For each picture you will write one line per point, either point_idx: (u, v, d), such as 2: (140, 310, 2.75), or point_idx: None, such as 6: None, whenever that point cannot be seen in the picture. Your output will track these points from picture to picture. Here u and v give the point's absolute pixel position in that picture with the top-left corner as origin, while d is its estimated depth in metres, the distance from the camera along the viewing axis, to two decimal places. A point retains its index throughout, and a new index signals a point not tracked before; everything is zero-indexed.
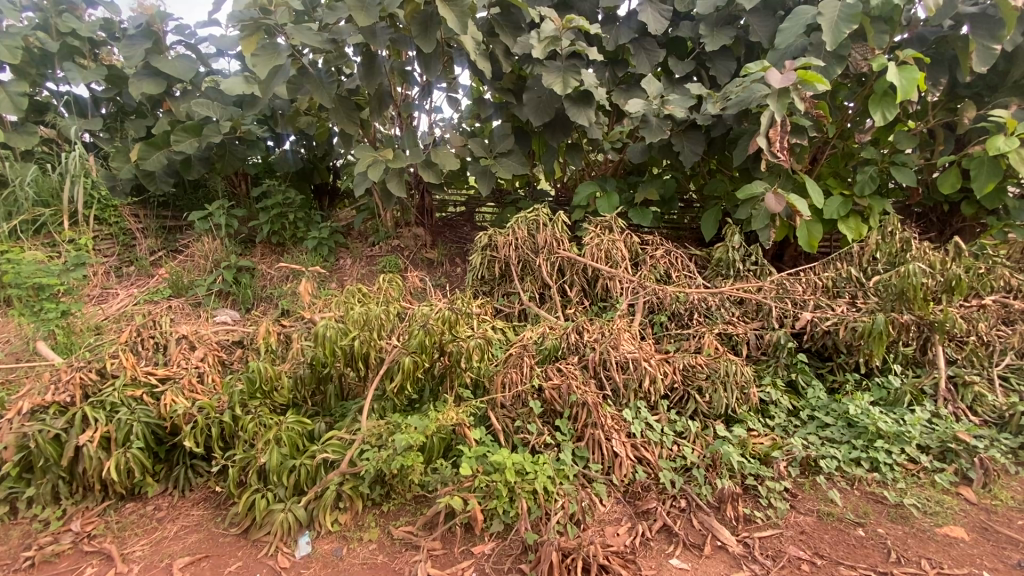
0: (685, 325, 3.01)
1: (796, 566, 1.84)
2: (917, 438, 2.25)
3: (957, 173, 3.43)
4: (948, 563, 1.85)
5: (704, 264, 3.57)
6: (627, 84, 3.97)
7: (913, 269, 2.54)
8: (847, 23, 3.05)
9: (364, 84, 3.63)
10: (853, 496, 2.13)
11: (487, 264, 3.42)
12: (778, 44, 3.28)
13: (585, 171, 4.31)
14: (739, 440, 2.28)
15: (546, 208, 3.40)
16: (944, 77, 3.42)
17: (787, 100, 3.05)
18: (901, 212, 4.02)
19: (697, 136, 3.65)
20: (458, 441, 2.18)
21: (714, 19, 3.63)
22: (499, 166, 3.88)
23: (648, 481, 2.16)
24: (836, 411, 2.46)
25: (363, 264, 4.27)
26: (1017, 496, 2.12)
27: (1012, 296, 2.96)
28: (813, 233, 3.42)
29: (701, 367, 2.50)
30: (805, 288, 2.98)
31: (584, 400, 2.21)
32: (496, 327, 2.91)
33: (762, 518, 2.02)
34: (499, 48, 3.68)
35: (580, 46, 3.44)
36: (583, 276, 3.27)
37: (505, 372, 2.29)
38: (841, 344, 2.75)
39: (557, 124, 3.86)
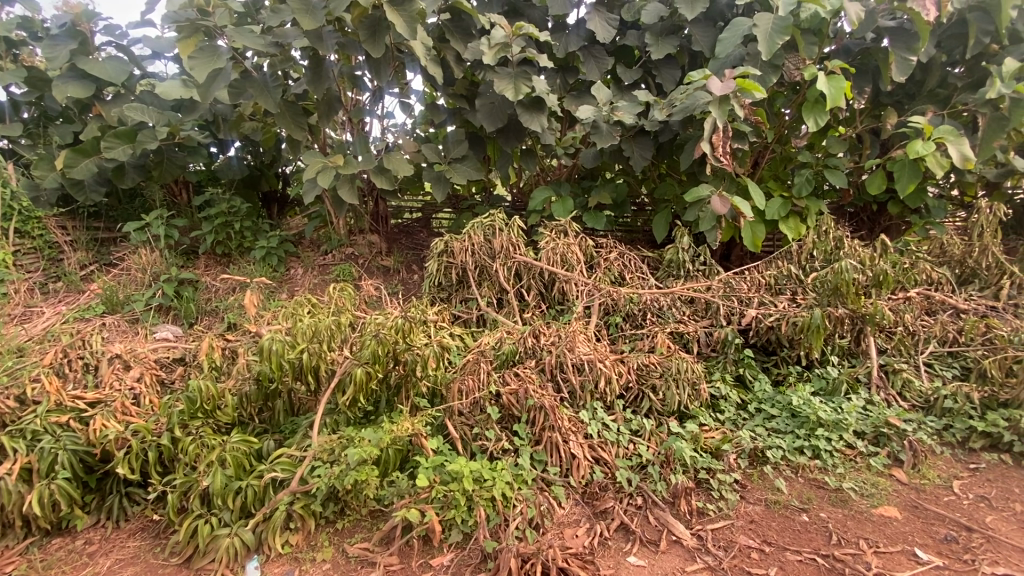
0: (639, 325, 3.08)
1: (746, 555, 1.91)
2: (852, 425, 2.39)
3: (883, 175, 3.68)
4: (883, 541, 1.95)
5: (656, 266, 3.68)
6: (578, 91, 4.05)
7: (845, 266, 2.72)
8: (779, 35, 3.23)
9: (312, 88, 3.51)
10: (798, 483, 2.22)
11: (444, 271, 3.43)
12: (718, 53, 3.44)
13: (539, 176, 4.36)
14: (691, 435, 2.34)
15: (501, 213, 3.44)
16: (868, 86, 3.68)
17: (727, 107, 3.20)
18: (835, 212, 4.27)
19: (646, 142, 3.77)
20: (415, 451, 2.15)
21: (658, 29, 3.79)
22: (453, 171, 3.87)
23: (605, 481, 2.18)
24: (781, 403, 2.57)
25: (314, 273, 4.16)
26: (943, 476, 2.27)
27: (934, 288, 3.18)
28: (756, 233, 3.59)
29: (654, 365, 2.57)
30: (749, 286, 3.12)
31: (541, 404, 2.21)
32: (454, 334, 2.90)
33: (713, 510, 2.08)
34: (450, 53, 3.68)
35: (529, 53, 3.48)
36: (540, 280, 3.30)
37: (461, 380, 2.29)
38: (783, 338, 2.89)
39: (510, 129, 3.88)
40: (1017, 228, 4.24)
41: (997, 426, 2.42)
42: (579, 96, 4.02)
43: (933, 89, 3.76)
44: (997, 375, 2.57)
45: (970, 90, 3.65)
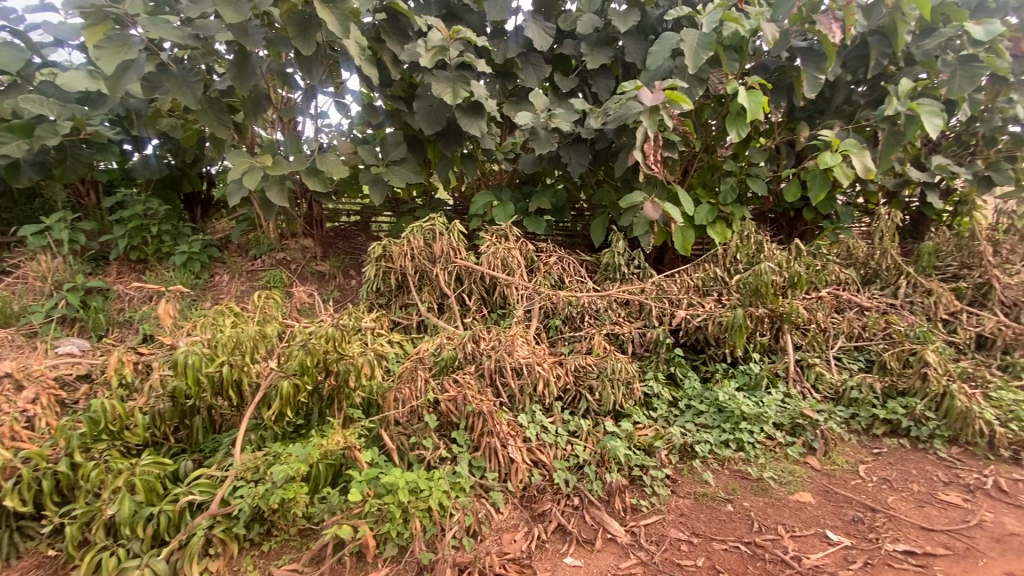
0: (578, 328, 3.14)
1: (676, 548, 1.98)
2: (771, 417, 2.55)
3: (798, 184, 3.98)
4: (798, 526, 2.09)
5: (593, 270, 3.78)
6: (516, 97, 4.10)
7: (764, 269, 2.92)
8: (704, 50, 3.41)
9: (237, 85, 3.31)
10: (724, 475, 2.34)
11: (382, 276, 3.35)
12: (649, 65, 3.60)
13: (480, 180, 4.36)
14: (626, 434, 2.41)
15: (441, 217, 3.41)
16: (783, 101, 3.97)
17: (657, 118, 3.34)
18: (758, 218, 4.56)
19: (583, 149, 3.88)
20: (348, 464, 2.07)
21: (593, 40, 3.91)
22: (391, 174, 3.78)
23: (543, 484, 2.19)
24: (708, 399, 2.71)
25: (242, 280, 3.94)
26: (850, 461, 2.46)
27: (843, 287, 3.45)
28: (686, 238, 3.78)
29: (591, 366, 2.64)
30: (680, 288, 3.26)
31: (479, 410, 2.20)
32: (392, 341, 2.84)
33: (646, 506, 2.15)
34: (386, 54, 3.61)
35: (467, 57, 3.48)
36: (481, 285, 3.31)
37: (397, 389, 2.24)
38: (710, 337, 3.05)
39: (449, 133, 3.85)
40: (912, 233, 4.70)
41: (895, 412, 2.66)
42: (518, 102, 4.06)
43: (840, 106, 4.11)
44: (895, 366, 2.84)
45: (870, 107, 4.02)
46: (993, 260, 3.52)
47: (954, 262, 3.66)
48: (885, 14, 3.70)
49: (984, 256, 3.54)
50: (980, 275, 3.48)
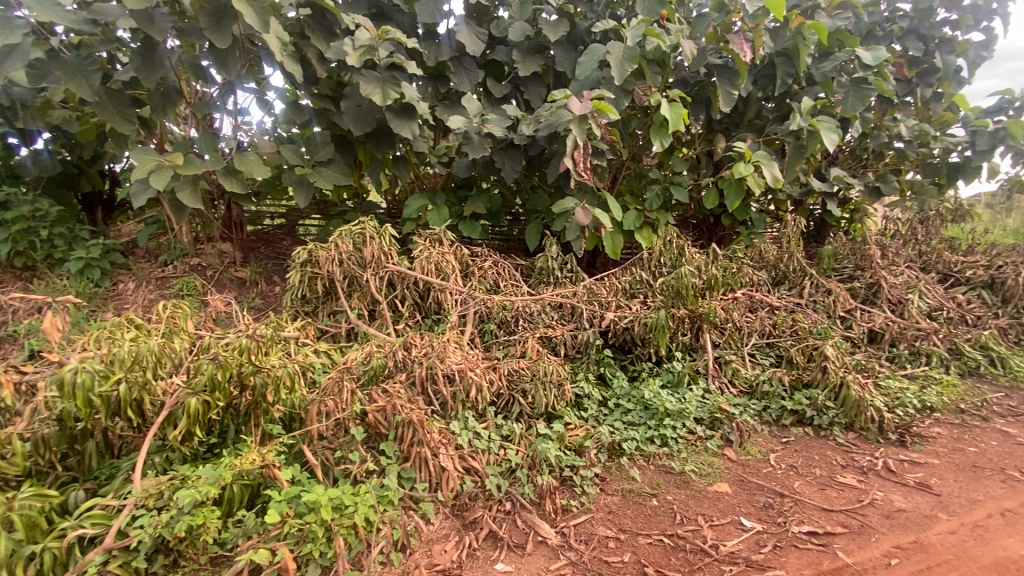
0: (512, 331, 3.17)
1: (604, 545, 2.03)
2: (692, 413, 2.69)
3: (716, 192, 4.24)
4: (716, 515, 2.20)
5: (528, 274, 3.83)
6: (449, 100, 4.08)
7: (683, 272, 3.10)
8: (629, 63, 3.57)
9: (142, 77, 3.05)
10: (650, 471, 2.44)
11: (308, 283, 3.21)
12: (578, 75, 3.71)
13: (414, 184, 4.30)
14: (557, 435, 2.45)
15: (371, 221, 3.31)
16: (702, 114, 4.23)
17: (586, 126, 3.43)
18: (682, 223, 4.82)
19: (516, 154, 3.89)
20: (268, 484, 1.96)
21: (524, 47, 3.97)
22: (317, 175, 3.62)
23: (475, 491, 2.18)
24: (635, 397, 2.82)
25: (150, 288, 3.63)
26: (762, 450, 2.64)
27: (756, 288, 3.71)
28: (615, 242, 3.91)
29: (524, 370, 2.66)
30: (609, 291, 3.37)
31: (408, 420, 2.15)
32: (318, 350, 2.72)
33: (576, 506, 2.19)
34: (311, 52, 3.46)
35: (397, 58, 3.40)
36: (414, 290, 3.26)
37: (320, 402, 2.16)
38: (636, 337, 3.18)
39: (380, 134, 3.76)
40: (815, 237, 5.15)
41: (800, 403, 2.90)
42: (451, 106, 4.04)
43: (751, 120, 4.44)
44: (800, 360, 3.09)
45: (777, 122, 4.37)
46: (881, 262, 3.92)
47: (850, 264, 4.04)
48: (789, 37, 4.03)
49: (873, 259, 3.94)
50: (871, 275, 3.87)
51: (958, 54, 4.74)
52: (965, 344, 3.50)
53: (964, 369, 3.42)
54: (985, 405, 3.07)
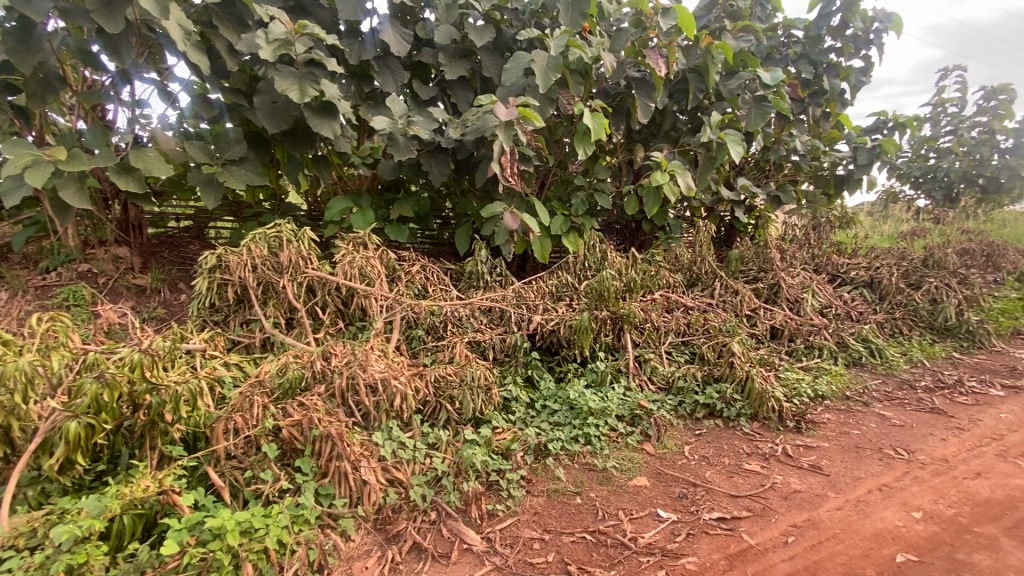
0: (440, 337, 3.13)
1: (529, 547, 2.05)
2: (614, 411, 2.80)
3: (637, 199, 4.45)
4: (635, 508, 2.30)
5: (456, 278, 3.80)
6: (374, 101, 3.98)
7: (605, 275, 3.24)
8: (553, 72, 3.66)
9: (15, 61, 2.71)
10: (574, 469, 2.51)
11: (217, 290, 3.00)
12: (504, 81, 3.78)
13: (337, 185, 4.14)
14: (485, 440, 2.45)
15: (288, 224, 3.15)
16: (623, 124, 4.42)
17: (512, 132, 3.47)
18: (606, 228, 5.01)
19: (443, 158, 3.87)
20: (165, 512, 1.80)
21: (450, 51, 3.96)
22: (227, 174, 3.36)
23: (399, 502, 2.12)
24: (561, 398, 2.89)
25: (27, 298, 3.23)
26: (678, 443, 2.80)
27: (673, 290, 3.93)
28: (544, 246, 3.99)
29: (451, 376, 2.63)
30: (536, 294, 3.43)
31: (327, 433, 2.06)
32: (228, 363, 2.54)
33: (502, 510, 2.20)
34: (220, 43, 3.24)
35: (316, 54, 3.22)
36: (337, 296, 3.13)
37: (227, 419, 2.03)
38: (562, 339, 3.26)
39: (298, 133, 3.56)
40: (725, 242, 5.55)
41: (711, 397, 3.11)
42: (375, 106, 3.94)
43: (667, 131, 4.72)
44: (711, 356, 3.30)
45: (690, 134, 4.67)
46: (780, 264, 4.29)
47: (754, 266, 4.39)
48: (700, 55, 4.31)
49: (774, 262, 4.31)
50: (772, 276, 4.22)
51: (842, 79, 5.30)
52: (849, 337, 3.92)
53: (849, 360, 3.83)
54: (866, 392, 3.44)
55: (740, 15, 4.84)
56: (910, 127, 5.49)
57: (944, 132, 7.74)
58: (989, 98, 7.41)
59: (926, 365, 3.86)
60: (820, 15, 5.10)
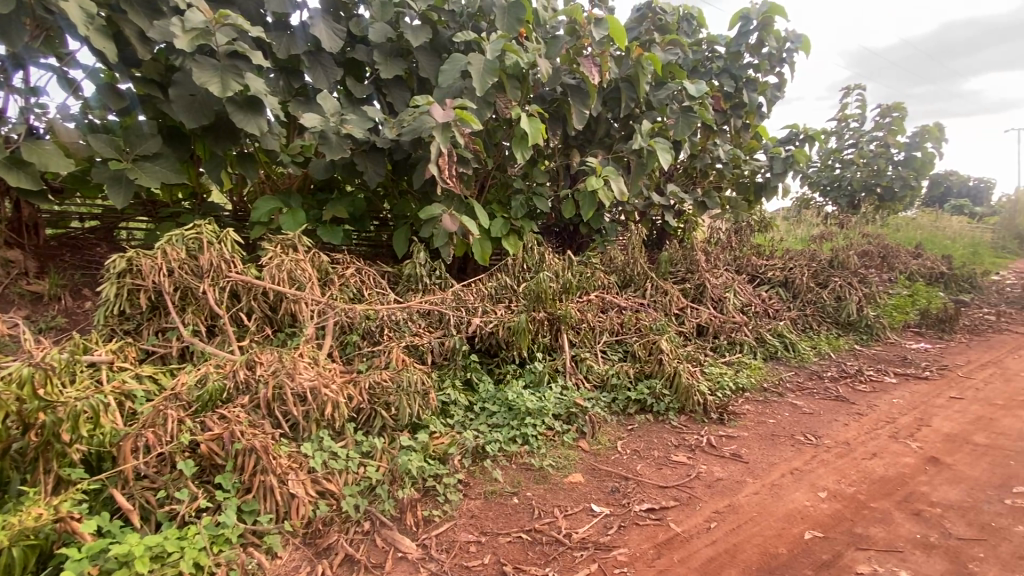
0: (376, 342, 3.06)
1: (465, 550, 2.05)
2: (550, 410, 2.86)
3: (573, 203, 4.56)
4: (570, 504, 2.35)
5: (394, 281, 3.73)
6: (305, 97, 3.83)
7: (542, 277, 3.30)
8: (490, 76, 3.68)
9: None
10: (511, 470, 2.53)
11: (127, 297, 2.76)
12: (441, 83, 3.77)
13: (264, 185, 3.95)
14: (422, 445, 2.42)
15: (209, 225, 2.97)
16: (559, 130, 4.52)
17: (449, 134, 3.44)
18: (545, 231, 5.11)
19: (379, 158, 3.77)
20: (63, 541, 1.65)
21: (386, 49, 3.88)
22: (139, 171, 3.10)
23: (330, 515, 2.05)
24: (500, 400, 2.92)
25: None
26: (612, 439, 2.90)
27: (608, 291, 4.07)
28: (484, 248, 4.00)
29: (387, 382, 2.58)
30: (476, 296, 3.43)
31: (250, 446, 1.97)
32: (140, 376, 2.36)
33: (439, 515, 2.19)
34: (129, 29, 3.00)
35: (239, 46, 3.03)
36: (264, 302, 2.99)
37: (137, 436, 1.89)
38: (501, 341, 3.28)
39: (220, 128, 3.34)
40: (656, 244, 5.81)
41: (643, 393, 3.25)
42: (306, 103, 3.79)
43: (601, 138, 4.88)
44: (642, 354, 3.45)
45: (623, 141, 4.86)
46: (705, 266, 4.56)
47: (682, 267, 4.63)
48: (631, 65, 4.49)
49: (699, 263, 4.57)
50: (698, 277, 4.48)
51: (759, 93, 5.71)
52: (766, 333, 4.23)
53: (767, 354, 4.13)
54: (781, 383, 3.73)
55: (668, 29, 5.09)
56: (818, 140, 6.00)
57: (847, 145, 8.53)
58: (884, 116, 8.23)
59: (832, 357, 4.24)
60: (739, 33, 5.46)
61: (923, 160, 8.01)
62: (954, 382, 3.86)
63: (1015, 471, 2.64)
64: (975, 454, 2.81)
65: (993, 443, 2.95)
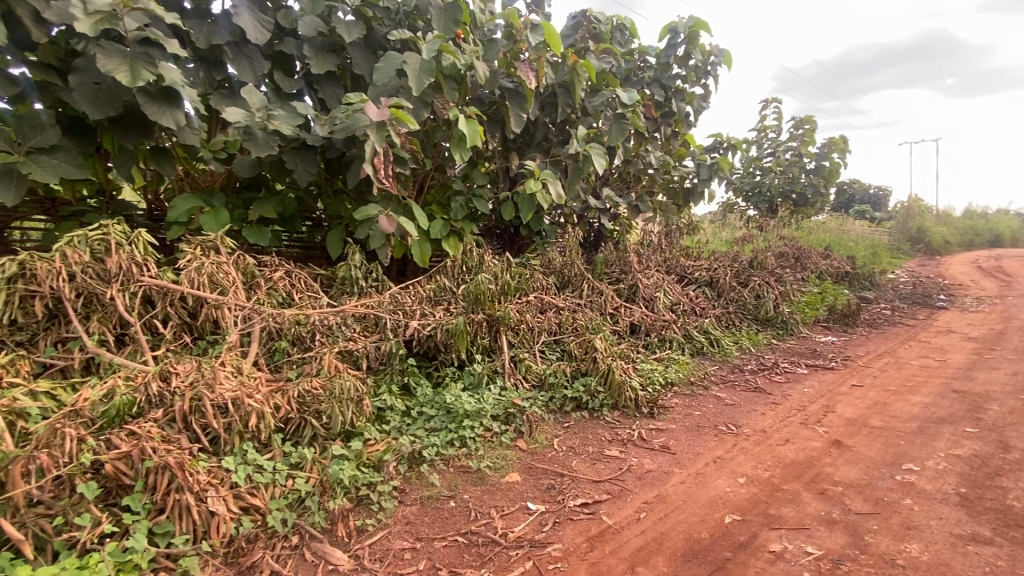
0: (308, 347, 2.95)
1: (399, 558, 2.01)
2: (488, 411, 2.87)
3: (513, 205, 4.60)
4: (507, 504, 2.38)
5: (328, 284, 3.61)
6: (228, 90, 3.62)
7: (480, 279, 3.30)
8: (426, 76, 3.63)
9: None
10: (449, 473, 2.53)
11: (19, 305, 2.49)
12: (375, 80, 3.69)
13: (183, 182, 3.70)
14: (355, 454, 2.37)
15: (118, 226, 2.73)
16: (498, 132, 4.54)
17: (384, 133, 3.37)
18: (486, 233, 5.12)
19: (310, 156, 3.62)
20: None
21: (317, 44, 3.75)
22: (34, 165, 2.79)
23: (254, 531, 1.96)
24: (438, 403, 2.90)
25: None
26: (548, 437, 2.96)
27: (546, 292, 4.14)
28: (423, 250, 3.94)
29: (318, 390, 2.49)
30: (413, 299, 3.39)
31: (164, 463, 1.84)
32: (35, 393, 2.14)
33: (372, 524, 2.14)
34: (22, 9, 2.71)
35: (153, 33, 2.82)
36: (182, 308, 2.80)
37: (29, 459, 1.71)
38: (439, 344, 3.26)
39: (132, 121, 3.08)
40: (594, 246, 5.99)
41: (579, 391, 3.34)
42: (230, 96, 3.59)
43: (539, 141, 4.97)
44: (579, 353, 3.54)
45: (560, 145, 4.97)
46: (638, 267, 4.75)
47: (617, 268, 4.80)
48: (567, 71, 4.59)
49: (633, 264, 4.75)
50: (631, 278, 4.65)
51: (687, 103, 6.03)
52: (693, 330, 4.48)
53: (694, 350, 4.38)
54: (706, 376, 3.96)
55: (603, 38, 5.27)
56: (740, 149, 6.42)
57: (766, 154, 9.19)
58: (797, 127, 8.94)
59: (752, 351, 4.56)
60: (669, 45, 5.74)
61: (830, 168, 8.73)
62: (856, 371, 4.26)
63: (905, 450, 2.95)
64: (872, 436, 3.12)
65: (887, 425, 3.28)
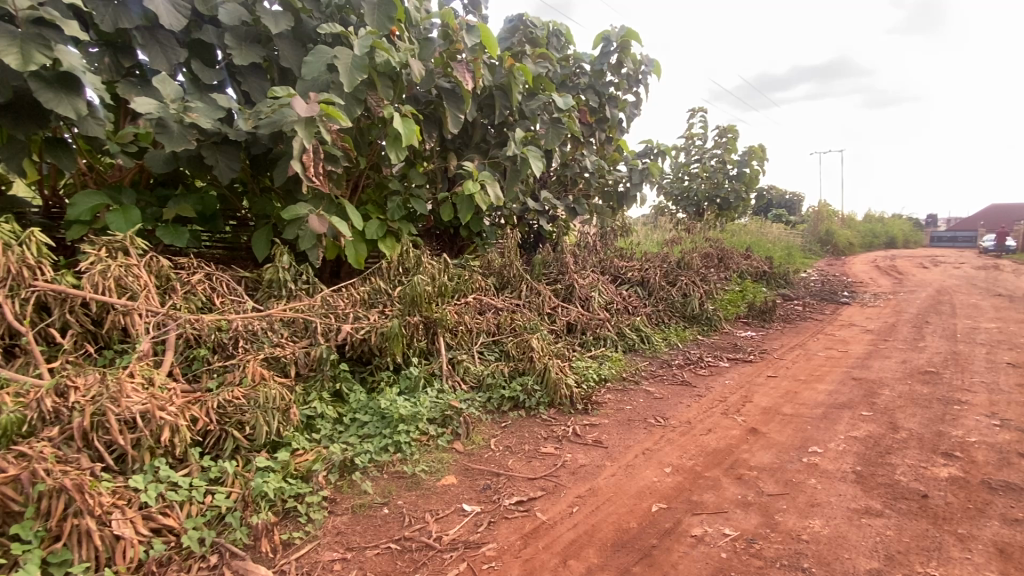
0: (230, 355, 2.78)
1: (328, 570, 1.96)
2: (424, 415, 2.85)
3: (451, 206, 4.57)
4: (442, 507, 2.37)
5: (253, 287, 3.43)
6: (138, 78, 3.35)
7: (416, 281, 3.25)
8: (359, 72, 3.52)
9: None
10: (382, 480, 2.48)
11: None
12: (304, 74, 3.54)
13: (86, 177, 3.39)
14: (281, 465, 2.28)
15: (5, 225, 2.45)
16: (435, 131, 4.49)
17: (314, 129, 3.23)
18: (424, 233, 5.07)
19: (232, 151, 3.41)
20: None
21: (240, 33, 3.54)
22: None
23: (167, 553, 1.83)
24: (372, 409, 2.84)
25: None
26: (485, 437, 2.98)
27: (484, 293, 4.16)
28: (358, 251, 3.83)
29: (240, 400, 2.37)
30: (346, 302, 3.29)
31: (59, 487, 1.69)
32: None
33: (299, 537, 2.07)
34: None
35: (48, 13, 2.56)
36: (84, 315, 2.56)
37: None
38: (374, 348, 3.19)
39: (24, 109, 2.77)
40: (533, 247, 6.09)
41: (516, 391, 3.39)
42: (140, 85, 3.32)
43: (476, 142, 4.98)
44: (516, 353, 3.59)
45: (498, 146, 4.99)
46: (574, 267, 4.87)
47: (554, 269, 4.92)
48: (504, 74, 4.63)
49: (569, 265, 4.88)
50: (567, 279, 4.77)
51: (620, 109, 6.25)
52: (626, 328, 4.68)
53: (626, 347, 4.57)
54: (637, 372, 4.15)
55: (539, 42, 5.36)
56: (668, 155, 6.74)
57: (694, 160, 9.71)
58: (721, 136, 9.51)
59: (679, 347, 4.82)
60: (602, 53, 5.93)
61: (750, 175, 9.36)
62: (771, 363, 4.61)
63: (811, 434, 3.23)
64: (783, 423, 3.39)
65: (796, 412, 3.57)
